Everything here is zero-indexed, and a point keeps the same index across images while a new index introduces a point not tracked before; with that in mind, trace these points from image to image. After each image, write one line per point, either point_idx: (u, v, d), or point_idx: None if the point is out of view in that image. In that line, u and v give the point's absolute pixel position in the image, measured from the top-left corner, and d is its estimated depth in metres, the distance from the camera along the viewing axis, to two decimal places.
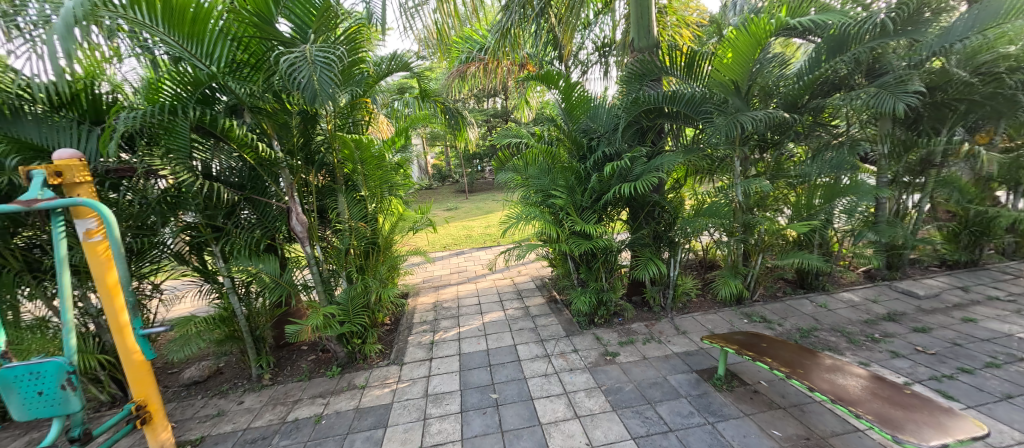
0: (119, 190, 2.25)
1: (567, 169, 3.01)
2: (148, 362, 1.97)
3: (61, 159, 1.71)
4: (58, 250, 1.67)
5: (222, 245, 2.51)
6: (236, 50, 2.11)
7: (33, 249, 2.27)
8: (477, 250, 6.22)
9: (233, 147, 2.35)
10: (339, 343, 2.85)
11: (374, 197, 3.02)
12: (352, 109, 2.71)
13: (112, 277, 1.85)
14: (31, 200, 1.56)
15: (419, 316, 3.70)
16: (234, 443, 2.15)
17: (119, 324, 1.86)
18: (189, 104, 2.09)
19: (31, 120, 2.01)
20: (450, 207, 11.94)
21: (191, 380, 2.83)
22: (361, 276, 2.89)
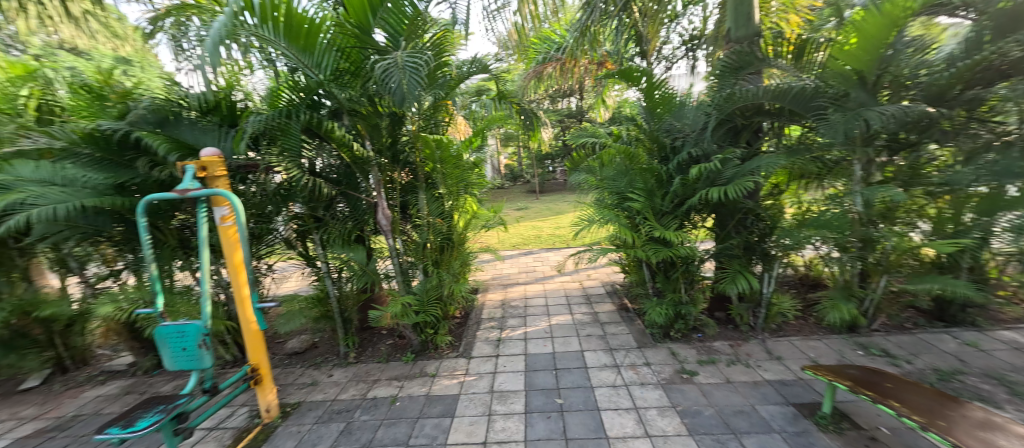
0: (246, 183, 2.63)
1: (647, 171, 2.84)
2: (261, 331, 2.29)
3: (206, 156, 2.05)
4: (201, 231, 2.00)
5: (320, 234, 2.80)
6: (340, 59, 2.31)
7: (185, 230, 2.78)
8: (546, 251, 6.19)
9: (333, 147, 2.64)
10: (414, 332, 3.03)
11: (451, 194, 3.15)
12: (435, 111, 2.86)
13: (238, 256, 2.18)
14: (184, 190, 1.91)
15: (487, 312, 3.79)
16: (323, 411, 2.39)
17: (241, 296, 2.18)
18: (301, 109, 2.37)
19: (186, 123, 2.44)
20: (520, 207, 12.07)
21: (293, 351, 3.23)
22: (436, 270, 3.05)
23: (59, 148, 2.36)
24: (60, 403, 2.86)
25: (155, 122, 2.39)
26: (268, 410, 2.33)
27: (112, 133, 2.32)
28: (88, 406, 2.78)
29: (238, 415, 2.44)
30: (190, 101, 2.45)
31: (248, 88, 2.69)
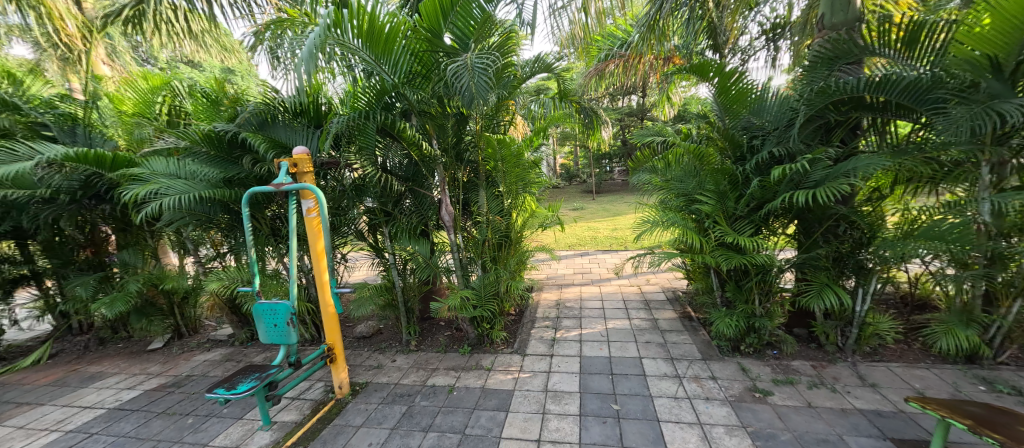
0: (327, 179, 2.88)
1: (719, 171, 2.65)
2: (337, 314, 2.51)
3: (297, 154, 2.29)
4: (292, 222, 2.24)
5: (390, 228, 3.01)
6: (413, 63, 2.44)
7: (276, 220, 3.12)
8: (602, 253, 6.05)
9: (403, 146, 2.79)
10: (471, 325, 3.12)
11: (511, 193, 3.19)
12: (498, 110, 2.90)
13: (320, 245, 2.39)
14: (279, 184, 2.15)
15: (542, 311, 3.79)
16: (388, 393, 2.56)
17: (321, 282, 2.40)
18: (376, 111, 2.55)
19: (281, 124, 2.74)
20: (576, 207, 11.91)
21: (361, 335, 3.50)
22: (494, 266, 3.12)
23: (184, 147, 2.78)
24: (177, 364, 3.36)
25: (256, 124, 2.72)
26: (340, 387, 2.54)
27: (224, 134, 2.68)
28: (197, 368, 3.24)
29: (315, 389, 2.69)
30: (285, 105, 2.74)
31: (329, 93, 2.93)
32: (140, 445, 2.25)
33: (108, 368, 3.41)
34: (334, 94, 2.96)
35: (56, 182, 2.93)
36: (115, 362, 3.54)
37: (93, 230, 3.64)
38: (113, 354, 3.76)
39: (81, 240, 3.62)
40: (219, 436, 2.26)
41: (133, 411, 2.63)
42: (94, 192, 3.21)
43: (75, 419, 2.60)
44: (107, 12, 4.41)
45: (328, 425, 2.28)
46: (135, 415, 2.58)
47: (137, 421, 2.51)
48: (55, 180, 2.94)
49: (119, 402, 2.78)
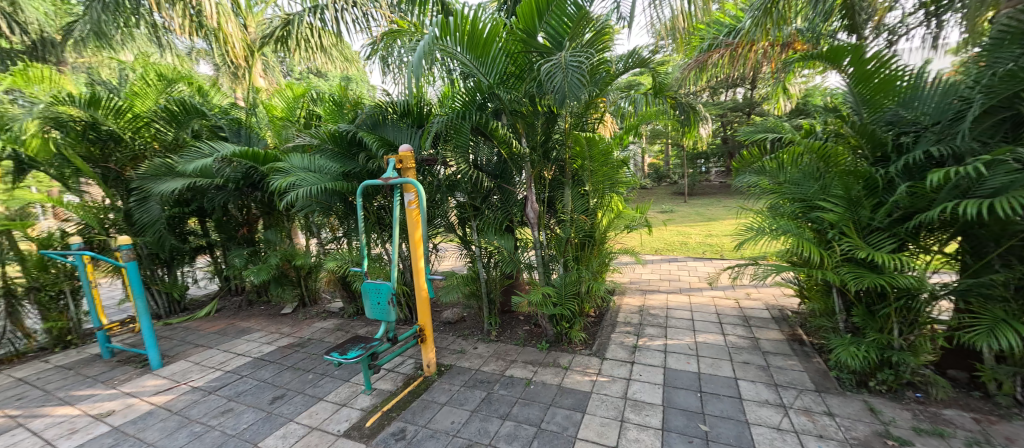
0: (425, 174, 3.13)
1: (851, 174, 2.26)
2: (428, 299, 2.73)
3: (402, 151, 2.53)
4: (396, 212, 2.48)
5: (478, 222, 3.16)
6: (508, 64, 2.52)
7: (381, 210, 3.49)
8: (694, 260, 5.58)
9: (494, 144, 2.91)
10: (550, 322, 3.14)
11: (597, 193, 3.12)
12: (589, 108, 2.82)
13: (418, 234, 2.61)
14: (387, 178, 2.41)
15: (623, 316, 3.65)
16: (469, 378, 2.72)
17: (417, 268, 2.62)
18: (472, 111, 2.67)
19: (390, 124, 3.06)
20: (665, 210, 11.14)
21: (447, 320, 3.75)
22: (576, 266, 3.08)
23: (314, 145, 3.27)
24: (301, 328, 3.99)
25: (370, 125, 3.07)
26: (428, 366, 2.75)
27: (346, 134, 3.09)
28: (316, 333, 3.80)
29: (407, 364, 2.97)
30: (394, 107, 3.05)
31: (430, 96, 3.19)
32: (274, 391, 2.72)
33: (253, 325, 4.19)
34: (433, 97, 3.21)
35: (226, 172, 3.67)
36: (258, 321, 4.34)
37: (248, 212, 4.49)
38: (257, 314, 4.60)
39: (240, 220, 4.49)
40: (331, 393, 2.63)
41: (269, 363, 3.20)
42: (250, 181, 3.95)
43: (231, 363, 3.25)
44: (264, 33, 5.37)
45: (417, 398, 2.50)
46: (271, 366, 3.13)
47: (272, 371, 3.04)
48: (226, 171, 3.69)
49: (261, 354, 3.40)
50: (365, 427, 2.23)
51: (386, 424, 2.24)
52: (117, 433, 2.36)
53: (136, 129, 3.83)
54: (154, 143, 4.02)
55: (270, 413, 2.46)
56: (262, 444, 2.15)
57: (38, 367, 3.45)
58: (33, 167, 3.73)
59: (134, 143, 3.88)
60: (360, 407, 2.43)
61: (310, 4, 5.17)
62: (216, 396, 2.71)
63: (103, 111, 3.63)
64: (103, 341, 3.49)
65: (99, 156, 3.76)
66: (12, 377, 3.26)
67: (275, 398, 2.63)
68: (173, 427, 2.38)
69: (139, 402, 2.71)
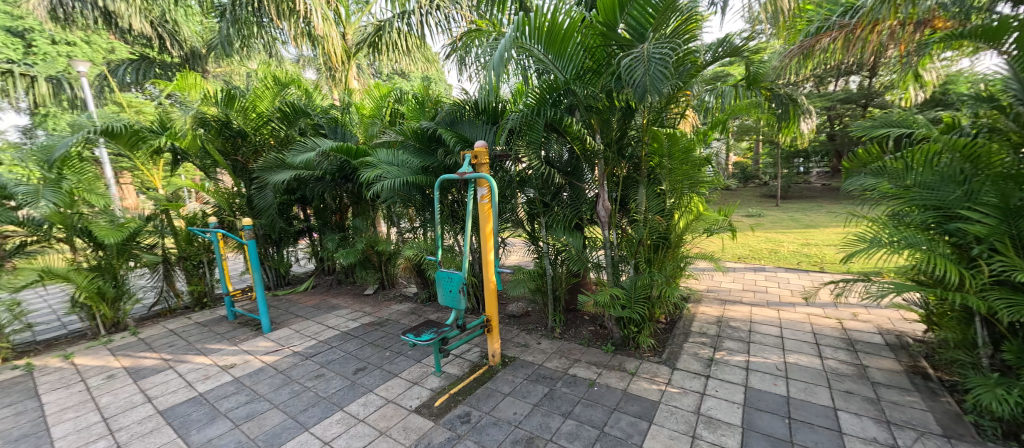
0: (498, 169, 3.21)
1: (1008, 178, 1.88)
2: (496, 291, 2.80)
3: (478, 147, 2.61)
4: (469, 206, 2.58)
5: (547, 218, 3.15)
6: (585, 58, 2.47)
7: (454, 203, 3.66)
8: (785, 270, 4.98)
9: (567, 140, 2.88)
10: (617, 325, 3.04)
11: (675, 192, 2.92)
12: (670, 102, 2.66)
13: (488, 227, 2.69)
14: (463, 173, 2.51)
15: (698, 326, 3.40)
16: (532, 372, 2.75)
17: (487, 260, 2.70)
18: (546, 107, 2.65)
19: (467, 121, 3.18)
20: (752, 214, 10.09)
21: (512, 314, 3.83)
22: (649, 269, 2.92)
23: (399, 141, 3.52)
24: (380, 309, 4.36)
25: (449, 122, 3.22)
26: (493, 356, 2.83)
27: (427, 131, 3.29)
28: (393, 315, 4.13)
29: (473, 352, 3.10)
30: (471, 104, 3.16)
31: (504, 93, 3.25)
32: (357, 363, 3.02)
33: (342, 303, 4.68)
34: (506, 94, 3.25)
35: (324, 165, 4.12)
36: (345, 299, 4.83)
37: (341, 201, 4.99)
38: (345, 293, 5.12)
39: (334, 208, 5.02)
40: (405, 371, 2.84)
41: (354, 337, 3.55)
42: (344, 173, 4.40)
43: (323, 334, 3.67)
44: (359, 39, 5.91)
45: (482, 385, 2.59)
46: (355, 341, 3.48)
47: (356, 345, 3.38)
48: (324, 164, 4.15)
49: (347, 329, 3.78)
50: (434, 406, 2.38)
51: (453, 406, 2.36)
52: (237, 383, 2.81)
53: (258, 127, 4.48)
54: (270, 139, 4.66)
55: (353, 382, 2.74)
56: (347, 408, 2.41)
57: (183, 322, 4.23)
58: (185, 159, 4.57)
59: (256, 138, 4.55)
60: (430, 387, 2.60)
61: (399, 10, 5.57)
62: (311, 362, 3.09)
63: (234, 111, 4.31)
64: (229, 305, 4.15)
65: (230, 150, 4.55)
66: (166, 328, 4.05)
67: (358, 370, 2.92)
68: (278, 384, 2.76)
69: (253, 359, 3.19)
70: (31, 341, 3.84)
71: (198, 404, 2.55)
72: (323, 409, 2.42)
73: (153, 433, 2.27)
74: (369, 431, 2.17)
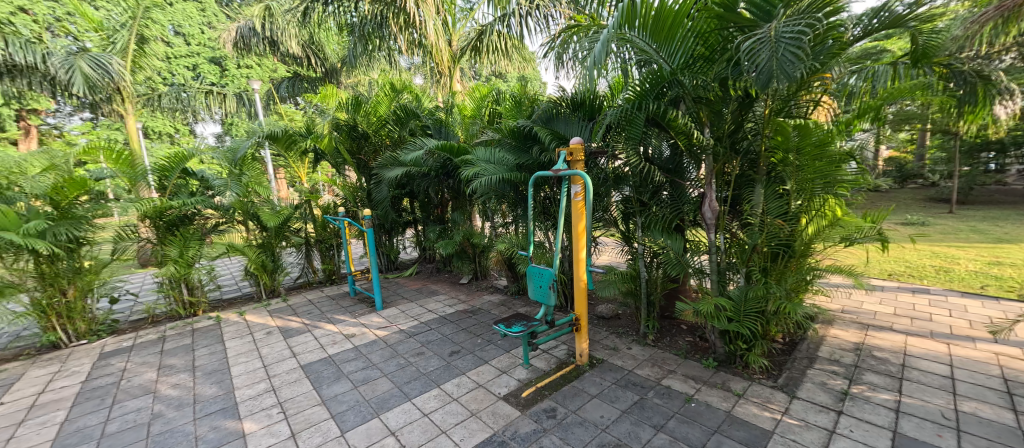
0: (593, 167, 3.13)
1: None
2: (586, 290, 2.75)
3: (573, 144, 2.57)
4: (562, 203, 2.58)
5: (643, 218, 2.93)
6: (697, 44, 2.26)
7: (547, 200, 3.69)
8: (961, 295, 3.91)
9: (671, 134, 2.69)
10: (721, 339, 2.75)
11: (803, 193, 2.47)
12: (801, 88, 2.28)
13: (581, 225, 2.63)
14: (557, 171, 2.50)
15: (827, 351, 2.89)
16: (622, 377, 2.64)
17: (578, 258, 2.66)
18: (648, 100, 2.48)
19: (562, 119, 3.16)
20: (911, 222, 8.16)
21: (601, 315, 3.72)
22: (764, 280, 2.55)
23: (496, 139, 3.67)
24: (474, 298, 4.63)
25: (545, 119, 3.22)
26: (581, 355, 2.81)
27: (523, 129, 3.35)
28: (485, 305, 4.35)
29: (560, 349, 3.10)
30: (568, 100, 3.11)
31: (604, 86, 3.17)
32: (452, 347, 3.25)
33: (440, 289, 5.09)
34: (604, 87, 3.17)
35: (429, 162, 4.49)
36: (444, 286, 5.24)
37: (442, 196, 5.40)
38: (443, 280, 5.56)
39: (437, 202, 5.47)
40: (495, 359, 2.98)
41: (450, 322, 3.84)
42: (446, 170, 4.74)
43: (424, 316, 4.04)
44: (462, 45, 6.29)
45: (568, 383, 2.58)
46: (451, 325, 3.75)
47: (452, 329, 3.64)
48: (429, 162, 4.53)
49: (444, 314, 4.10)
50: (521, 396, 2.45)
51: (539, 399, 2.40)
52: (356, 351, 3.27)
53: (377, 129, 5.11)
54: (386, 140, 5.24)
55: (449, 363, 2.96)
56: (442, 386, 2.62)
57: (319, 294, 5.06)
58: (322, 158, 5.42)
59: (376, 139, 5.19)
60: (518, 378, 2.68)
61: (500, 13, 5.77)
62: (414, 340, 3.43)
63: (361, 117, 5.04)
64: (351, 283, 4.82)
65: (356, 150, 5.27)
66: (305, 298, 4.89)
67: (453, 352, 3.14)
68: (387, 356, 3.13)
69: (368, 332, 3.67)
70: (219, 299, 5.00)
71: (327, 364, 3.03)
72: (423, 384, 2.66)
73: (295, 383, 2.77)
74: (461, 411, 2.32)
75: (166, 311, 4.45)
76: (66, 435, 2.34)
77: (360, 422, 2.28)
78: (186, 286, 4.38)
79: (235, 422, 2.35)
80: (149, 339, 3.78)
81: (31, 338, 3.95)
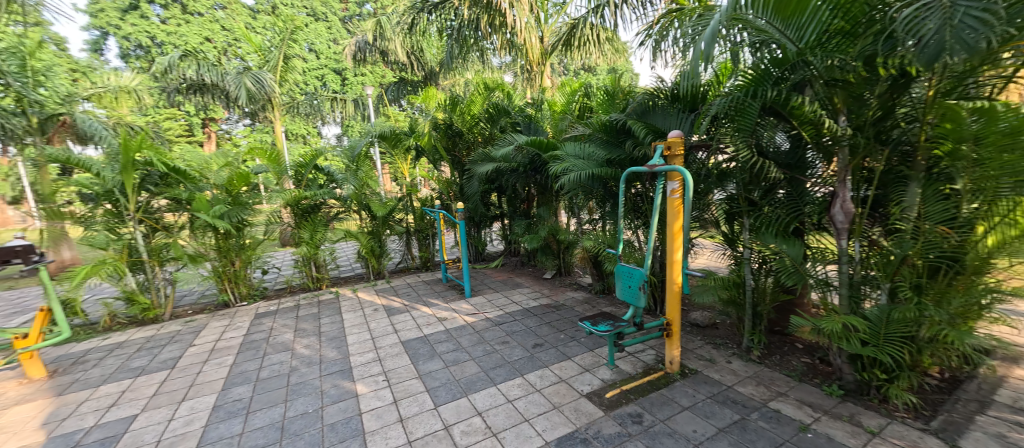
0: (692, 161, 2.91)
1: None
2: (680, 294, 2.55)
3: (671, 137, 2.39)
4: (656, 201, 2.43)
5: (752, 220, 2.59)
6: (834, 18, 1.92)
7: (638, 198, 3.53)
8: None
9: (793, 125, 2.30)
10: (849, 364, 2.33)
11: (981, 193, 1.93)
12: (986, 62, 1.81)
13: (677, 224, 2.45)
14: (652, 166, 2.37)
15: (1008, 396, 2.26)
16: (719, 392, 2.41)
17: (673, 260, 2.48)
18: (767, 85, 2.20)
19: (660, 111, 2.97)
20: None
21: (696, 322, 3.44)
22: (917, 299, 2.07)
23: (587, 134, 3.59)
24: (557, 293, 4.65)
25: (639, 112, 3.05)
26: (671, 362, 2.64)
27: (616, 123, 3.22)
28: (568, 301, 4.33)
29: (648, 354, 2.96)
30: (667, 91, 2.90)
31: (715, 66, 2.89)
32: (536, 339, 3.31)
33: (524, 282, 5.21)
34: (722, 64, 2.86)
35: (518, 158, 4.60)
36: (528, 279, 5.36)
37: (530, 191, 5.49)
38: (527, 274, 5.69)
39: (524, 197, 5.58)
40: (578, 356, 2.96)
41: (533, 315, 3.91)
42: (534, 166, 4.81)
43: (509, 307, 4.18)
44: (554, 40, 6.26)
45: (657, 391, 2.45)
46: (535, 318, 3.82)
47: (535, 322, 3.71)
48: (518, 158, 4.64)
49: (528, 306, 4.19)
50: (605, 397, 2.40)
51: (625, 402, 2.32)
52: (448, 333, 3.53)
53: (471, 127, 5.40)
54: (479, 137, 5.50)
55: (532, 355, 3.02)
56: (526, 376, 2.69)
57: (416, 278, 5.57)
58: (422, 154, 5.91)
59: (469, 137, 5.48)
60: (601, 377, 2.63)
61: (593, 4, 5.59)
62: (499, 329, 3.57)
63: (456, 115, 5.36)
64: (444, 271, 5.21)
65: (451, 147, 5.64)
66: (405, 281, 5.42)
67: (537, 344, 3.20)
68: (475, 341, 3.32)
69: (458, 317, 3.92)
70: (338, 277, 5.81)
71: (423, 343, 3.33)
72: (508, 371, 2.77)
73: (396, 356, 3.09)
74: (544, 402, 2.36)
75: (299, 283, 5.33)
76: (234, 375, 2.96)
77: (451, 399, 2.46)
78: (314, 263, 5.19)
79: (350, 383, 2.72)
80: (288, 306, 4.58)
81: (211, 296, 5.08)
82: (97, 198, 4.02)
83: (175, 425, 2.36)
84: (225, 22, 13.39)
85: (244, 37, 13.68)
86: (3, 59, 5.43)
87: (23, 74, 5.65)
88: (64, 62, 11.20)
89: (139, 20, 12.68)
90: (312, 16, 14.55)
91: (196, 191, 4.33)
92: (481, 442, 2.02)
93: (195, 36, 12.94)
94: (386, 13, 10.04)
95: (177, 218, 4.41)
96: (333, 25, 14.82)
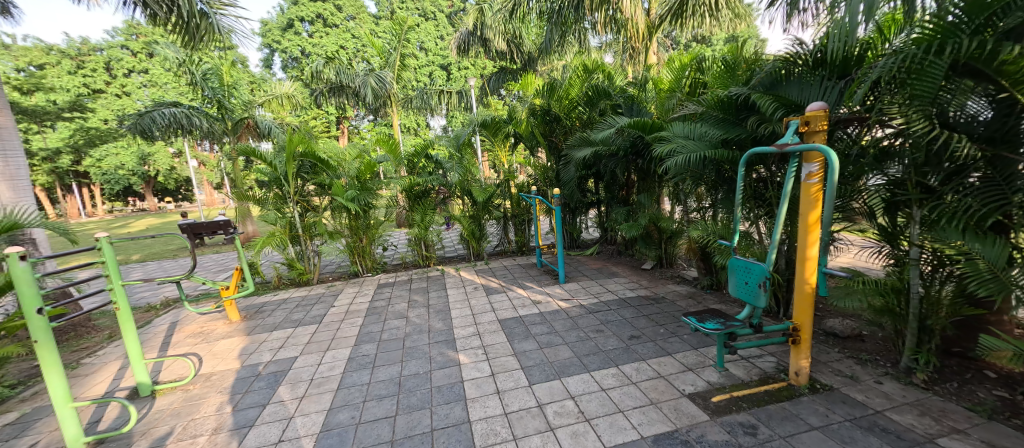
0: (837, 139, 2.45)
1: None
2: (813, 296, 2.16)
3: (811, 110, 2.01)
4: (787, 186, 2.07)
5: (927, 211, 2.03)
6: None
7: (760, 183, 3.09)
8: None
9: (1001, 85, 1.69)
10: None
11: None
12: None
13: (814, 214, 2.06)
14: (783, 144, 2.00)
15: None
16: (862, 416, 2.01)
17: (806, 255, 2.12)
18: (961, 37, 1.67)
19: (795, 81, 2.51)
20: None
21: (833, 331, 2.91)
22: None
23: (699, 113, 3.24)
24: (657, 285, 4.38)
25: (768, 85, 2.64)
26: (797, 373, 2.29)
27: (736, 98, 2.83)
28: (669, 294, 4.05)
29: (767, 360, 2.61)
30: (807, 56, 2.41)
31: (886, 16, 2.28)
32: (632, 331, 3.18)
33: (621, 272, 5.02)
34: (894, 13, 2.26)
35: (619, 141, 4.39)
36: (625, 269, 5.16)
37: (629, 177, 5.21)
38: (624, 263, 5.47)
39: (623, 182, 5.33)
40: (680, 353, 2.76)
41: (631, 305, 3.76)
42: (636, 150, 4.53)
43: (604, 296, 4.08)
44: (662, 11, 5.70)
45: (777, 403, 2.15)
46: (632, 309, 3.67)
47: (632, 313, 3.56)
48: (619, 141, 4.42)
49: (624, 296, 4.04)
50: (711, 400, 2.20)
51: (734, 410, 2.10)
52: (542, 316, 3.60)
53: (569, 112, 5.30)
54: (577, 122, 5.38)
55: (628, 346, 2.92)
56: (621, 367, 2.61)
57: (512, 261, 5.81)
58: (520, 141, 6.04)
59: (567, 122, 5.40)
60: (707, 379, 2.41)
61: None
62: (594, 317, 3.51)
63: (555, 101, 5.31)
64: (539, 256, 5.31)
65: (549, 133, 5.65)
66: (502, 264, 5.70)
67: (633, 336, 3.07)
68: (568, 327, 3.33)
69: (552, 301, 3.98)
70: (444, 256, 6.36)
71: (518, 323, 3.47)
72: (601, 360, 2.72)
73: (494, 333, 3.28)
74: (640, 396, 2.27)
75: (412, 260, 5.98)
76: (363, 334, 3.48)
77: (545, 379, 2.52)
78: (424, 243, 5.75)
79: (453, 353, 2.98)
80: (403, 279, 5.21)
81: (345, 267, 6.04)
82: (269, 184, 5.05)
83: (322, 369, 2.88)
84: (355, 31, 15.43)
85: (370, 43, 15.56)
86: (209, 78, 7.10)
87: (221, 89, 7.29)
88: (246, 76, 14.18)
89: (294, 37, 15.37)
90: (423, 15, 15.75)
91: (335, 178, 5.14)
92: (573, 426, 2.04)
93: (333, 46, 15.13)
94: (488, 3, 10.31)
95: (322, 201, 5.30)
96: (441, 22, 15.89)
